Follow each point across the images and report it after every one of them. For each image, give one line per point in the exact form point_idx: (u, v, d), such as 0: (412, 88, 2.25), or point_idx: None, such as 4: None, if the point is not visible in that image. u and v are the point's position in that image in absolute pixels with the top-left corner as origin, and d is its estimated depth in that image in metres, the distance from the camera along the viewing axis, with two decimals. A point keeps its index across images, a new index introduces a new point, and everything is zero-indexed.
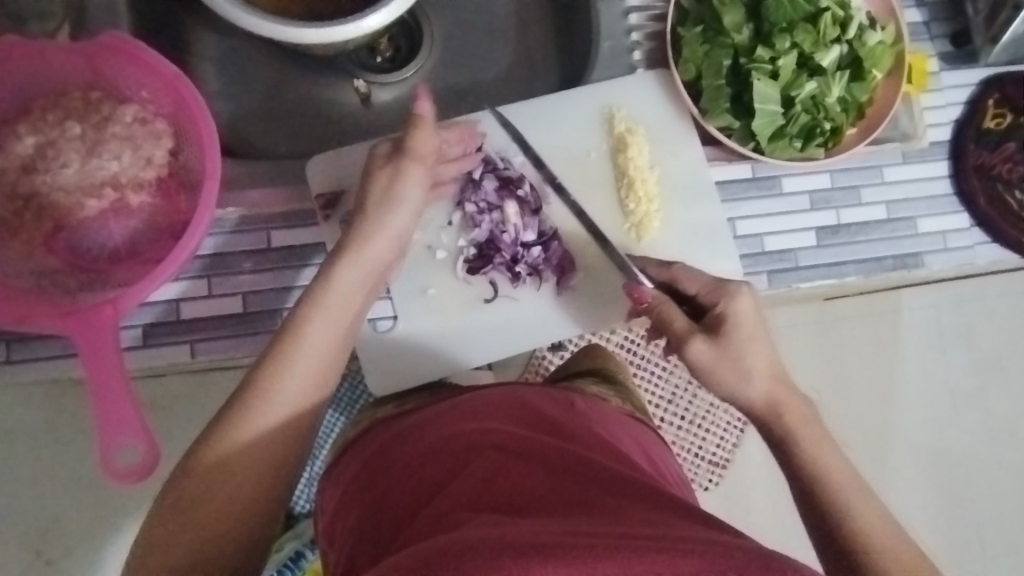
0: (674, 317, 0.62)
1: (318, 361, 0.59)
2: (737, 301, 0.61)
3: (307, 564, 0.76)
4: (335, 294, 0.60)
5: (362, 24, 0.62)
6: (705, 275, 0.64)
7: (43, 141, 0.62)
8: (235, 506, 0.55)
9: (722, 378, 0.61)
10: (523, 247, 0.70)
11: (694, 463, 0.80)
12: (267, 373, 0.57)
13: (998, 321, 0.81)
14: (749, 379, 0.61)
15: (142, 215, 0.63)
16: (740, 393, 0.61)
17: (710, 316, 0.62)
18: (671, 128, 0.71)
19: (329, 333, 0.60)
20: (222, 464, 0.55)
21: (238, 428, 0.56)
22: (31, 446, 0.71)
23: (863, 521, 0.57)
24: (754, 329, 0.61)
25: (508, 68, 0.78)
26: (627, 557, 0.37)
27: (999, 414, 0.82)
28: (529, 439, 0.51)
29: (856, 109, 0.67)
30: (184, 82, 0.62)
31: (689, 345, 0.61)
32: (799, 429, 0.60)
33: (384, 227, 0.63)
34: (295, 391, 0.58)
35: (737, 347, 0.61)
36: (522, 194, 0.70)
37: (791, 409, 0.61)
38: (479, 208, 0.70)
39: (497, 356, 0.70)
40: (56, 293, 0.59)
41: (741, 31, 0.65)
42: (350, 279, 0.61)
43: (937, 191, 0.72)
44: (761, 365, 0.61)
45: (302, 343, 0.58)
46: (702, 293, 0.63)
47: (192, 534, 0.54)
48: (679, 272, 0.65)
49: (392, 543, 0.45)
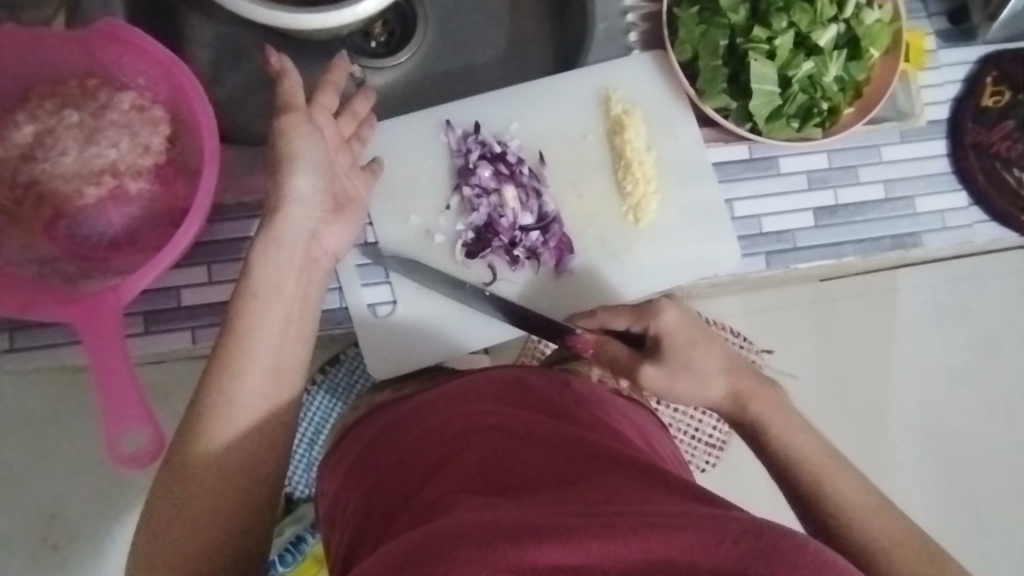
0: (618, 354, 0.63)
1: (267, 360, 0.57)
2: (664, 317, 0.61)
3: (307, 548, 0.77)
4: (261, 281, 0.57)
5: (357, 8, 0.62)
6: (625, 308, 0.63)
7: (42, 129, 0.62)
8: (225, 484, 0.55)
9: (685, 390, 0.61)
10: (521, 230, 0.69)
11: (690, 444, 0.81)
12: (214, 388, 0.55)
13: (996, 298, 0.81)
14: (707, 383, 0.61)
15: (142, 202, 0.63)
16: (703, 397, 0.62)
17: (649, 341, 0.62)
18: (667, 107, 0.71)
19: (280, 316, 0.58)
20: (188, 494, 0.54)
21: (216, 399, 0.55)
22: (34, 433, 0.72)
23: (836, 492, 0.57)
24: (688, 338, 0.61)
25: (504, 50, 0.78)
26: (623, 535, 0.38)
27: (997, 392, 0.82)
28: (527, 419, 0.52)
29: (853, 88, 0.67)
30: (181, 69, 0.62)
31: (641, 375, 0.61)
32: (764, 416, 0.61)
33: (296, 193, 0.58)
34: (242, 401, 0.56)
35: (681, 355, 0.61)
36: (521, 178, 0.70)
37: (755, 398, 0.61)
38: (475, 192, 0.70)
39: (497, 339, 0.70)
40: (57, 281, 0.60)
41: (738, 10, 0.65)
42: (273, 263, 0.58)
43: (935, 169, 0.72)
44: (713, 364, 0.62)
45: (249, 342, 0.57)
46: (631, 325, 0.63)
47: (186, 516, 0.53)
48: (604, 314, 0.63)
49: (390, 526, 0.46)
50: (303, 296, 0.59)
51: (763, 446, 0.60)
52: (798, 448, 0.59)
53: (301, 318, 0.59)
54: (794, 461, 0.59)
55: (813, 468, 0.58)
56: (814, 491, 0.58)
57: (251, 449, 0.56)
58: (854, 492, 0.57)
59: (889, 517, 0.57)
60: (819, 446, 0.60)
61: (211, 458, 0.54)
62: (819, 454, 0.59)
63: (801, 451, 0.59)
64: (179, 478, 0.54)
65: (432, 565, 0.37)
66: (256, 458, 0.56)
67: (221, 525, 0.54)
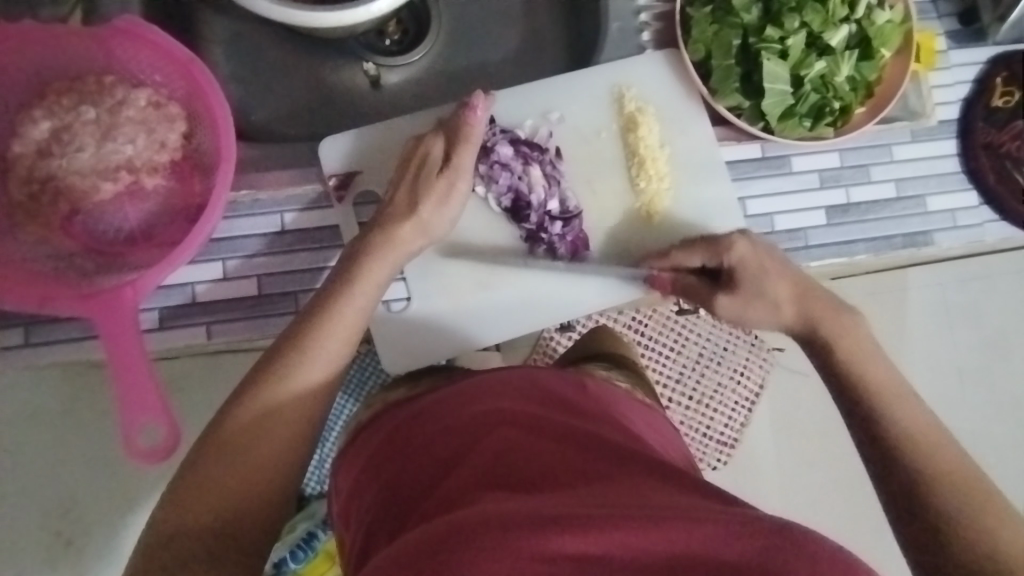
0: (693, 289, 0.67)
1: (308, 376, 0.58)
2: (736, 248, 0.64)
3: (319, 545, 0.76)
4: (364, 290, 0.60)
5: (373, 6, 0.62)
6: (697, 246, 0.66)
7: (59, 125, 0.62)
8: (253, 472, 0.55)
9: (757, 316, 0.65)
10: (547, 216, 0.69)
11: (701, 443, 0.78)
12: (252, 397, 0.56)
13: (1004, 296, 0.82)
14: (778, 308, 0.64)
15: (158, 198, 0.64)
16: (776, 323, 0.65)
17: (724, 272, 0.65)
18: (682, 106, 0.71)
19: (347, 321, 0.60)
20: (212, 482, 0.54)
21: (263, 393, 0.56)
22: (49, 427, 0.72)
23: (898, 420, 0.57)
24: (760, 262, 0.64)
25: (516, 49, 0.79)
26: (640, 526, 0.38)
27: (1007, 391, 0.82)
28: (544, 416, 0.51)
29: (864, 88, 0.67)
30: (198, 66, 0.62)
31: (716, 305, 0.65)
32: (839, 335, 0.62)
33: (428, 233, 0.64)
34: (281, 409, 0.57)
35: (753, 288, 0.64)
36: (544, 163, 0.70)
37: (825, 320, 0.63)
38: (496, 171, 0.69)
39: (514, 334, 0.71)
40: (73, 276, 0.60)
41: (750, 11, 0.65)
42: (379, 277, 0.61)
43: (946, 168, 0.72)
44: (784, 291, 0.64)
45: (315, 342, 0.58)
46: (705, 260, 0.66)
47: (215, 498, 0.54)
48: (677, 255, 0.66)
49: (410, 520, 0.46)
50: (364, 300, 0.61)
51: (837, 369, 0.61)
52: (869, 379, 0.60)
53: (359, 326, 0.61)
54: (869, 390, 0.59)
55: (876, 397, 0.59)
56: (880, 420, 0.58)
57: (280, 441, 0.56)
58: (918, 425, 0.57)
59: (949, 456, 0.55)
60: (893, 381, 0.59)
61: (235, 464, 0.55)
62: (889, 384, 0.59)
63: (869, 381, 0.59)
64: (202, 473, 0.54)
65: (455, 553, 0.37)
66: (280, 461, 0.56)
67: (245, 518, 0.54)
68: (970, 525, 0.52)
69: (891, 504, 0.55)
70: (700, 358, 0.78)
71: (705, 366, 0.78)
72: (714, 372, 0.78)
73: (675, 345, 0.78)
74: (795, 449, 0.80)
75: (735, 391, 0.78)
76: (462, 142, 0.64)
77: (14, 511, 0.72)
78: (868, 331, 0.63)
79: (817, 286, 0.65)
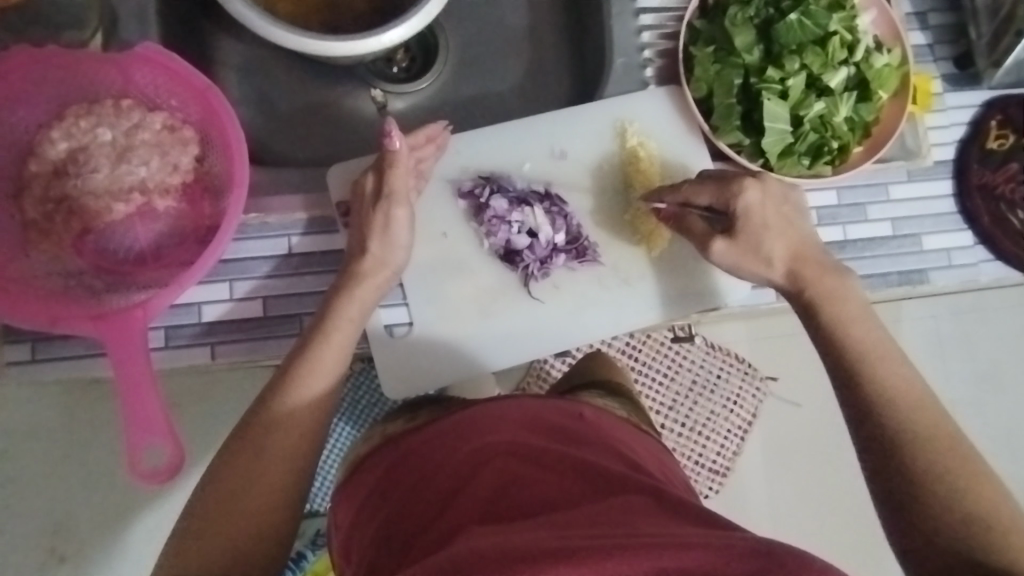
0: (695, 225, 0.67)
1: (303, 414, 0.58)
2: (745, 194, 0.63)
3: (307, 565, 0.76)
4: (349, 312, 0.62)
5: (383, 37, 0.64)
6: (706, 184, 0.65)
7: (76, 147, 0.64)
8: (258, 500, 0.55)
9: (750, 269, 0.65)
10: (556, 248, 0.71)
11: (694, 470, 0.79)
12: (240, 442, 0.57)
13: (998, 329, 0.83)
14: (768, 264, 0.64)
15: (169, 219, 0.65)
16: (766, 278, 0.64)
17: (729, 216, 0.64)
18: (683, 142, 0.73)
19: (338, 343, 0.61)
20: (214, 508, 0.55)
21: (259, 422, 0.57)
22: (49, 442, 0.73)
23: (884, 376, 0.58)
24: (764, 216, 0.63)
25: (522, 79, 0.81)
26: (636, 554, 0.39)
27: (1002, 423, 0.83)
28: (540, 448, 0.51)
29: (862, 128, 0.69)
30: (214, 93, 0.64)
31: (712, 247, 0.65)
32: (822, 294, 0.62)
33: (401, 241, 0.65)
34: (275, 436, 0.57)
35: (752, 235, 0.64)
36: (540, 203, 0.71)
37: (807, 269, 0.63)
38: (495, 219, 0.71)
39: (519, 360, 0.71)
40: (83, 295, 0.62)
41: (752, 51, 0.67)
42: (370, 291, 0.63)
43: (941, 208, 0.73)
44: (779, 249, 0.64)
45: (302, 364, 0.60)
46: (713, 201, 0.65)
47: (210, 525, 0.54)
48: (688, 190, 0.66)
49: (408, 552, 0.46)
50: (351, 315, 0.62)
51: (814, 320, 0.62)
52: (852, 333, 0.60)
53: (344, 346, 0.61)
54: (850, 338, 0.60)
55: (860, 356, 0.59)
56: (863, 379, 0.59)
57: (286, 471, 0.57)
58: (899, 382, 0.58)
59: (931, 415, 0.57)
60: (876, 335, 0.60)
61: (234, 508, 0.55)
62: (870, 343, 0.60)
63: (850, 335, 0.60)
64: (205, 502, 0.55)
65: None
66: (282, 485, 0.56)
67: (247, 543, 0.54)
68: (947, 483, 0.54)
69: (868, 454, 0.57)
70: (693, 386, 0.79)
71: (698, 394, 0.79)
72: (707, 400, 0.79)
73: (669, 371, 0.79)
74: (786, 478, 0.80)
75: (728, 419, 0.79)
76: (388, 168, 0.64)
77: (11, 528, 0.72)
78: (859, 294, 0.62)
79: (814, 246, 0.64)
